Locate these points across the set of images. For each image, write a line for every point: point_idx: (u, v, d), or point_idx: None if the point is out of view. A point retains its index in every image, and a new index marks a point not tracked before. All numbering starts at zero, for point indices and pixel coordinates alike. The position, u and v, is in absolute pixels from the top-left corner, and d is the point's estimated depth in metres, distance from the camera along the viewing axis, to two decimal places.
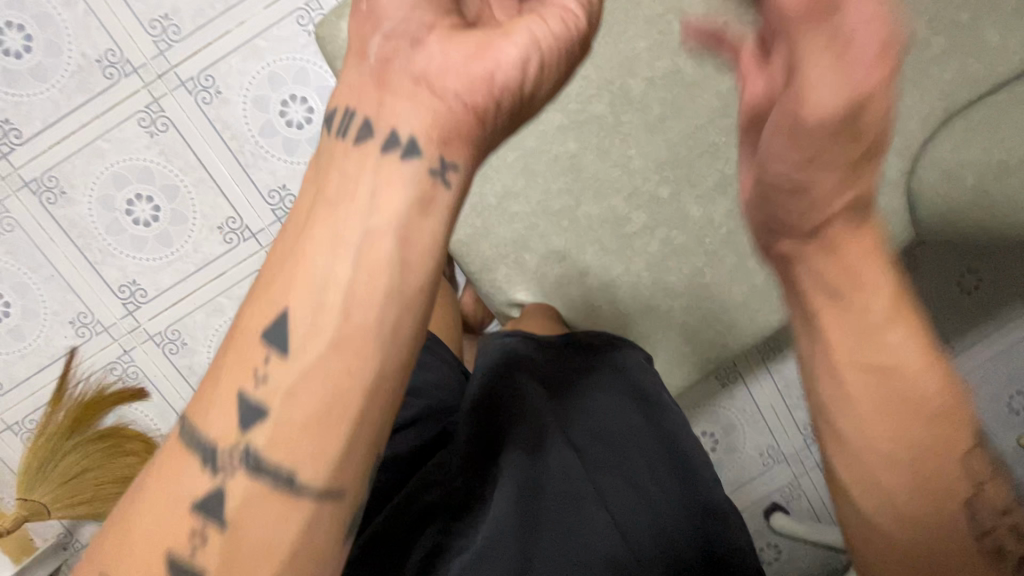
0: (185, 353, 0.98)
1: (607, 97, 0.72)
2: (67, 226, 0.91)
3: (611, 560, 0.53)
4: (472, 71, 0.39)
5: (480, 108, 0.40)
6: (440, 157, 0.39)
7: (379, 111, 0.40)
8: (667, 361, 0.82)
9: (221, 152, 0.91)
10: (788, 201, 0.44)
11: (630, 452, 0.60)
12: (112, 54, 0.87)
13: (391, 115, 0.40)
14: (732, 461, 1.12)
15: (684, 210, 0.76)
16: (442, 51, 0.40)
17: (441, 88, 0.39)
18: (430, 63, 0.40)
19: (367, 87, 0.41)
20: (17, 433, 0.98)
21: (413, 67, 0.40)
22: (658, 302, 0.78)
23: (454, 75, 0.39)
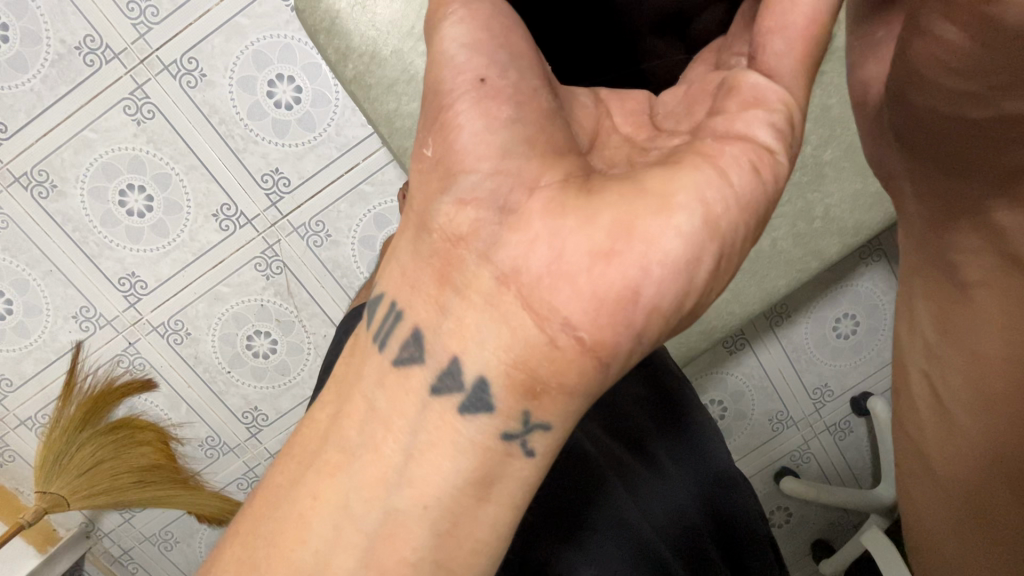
0: (189, 343, 0.98)
1: None
2: (61, 221, 0.90)
3: (632, 536, 0.50)
4: (587, 287, 0.36)
5: (588, 345, 0.36)
6: (523, 414, 0.38)
7: (456, 312, 0.39)
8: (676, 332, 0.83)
9: (211, 136, 0.89)
10: (1007, 132, 0.47)
11: (641, 422, 0.61)
12: (91, 41, 0.84)
13: (473, 328, 0.38)
14: (740, 427, 1.12)
15: None
16: (555, 250, 0.37)
17: (540, 304, 0.37)
18: (550, 289, 0.37)
19: (432, 283, 0.40)
20: (31, 428, 0.99)
21: (502, 261, 0.38)
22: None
23: (577, 301, 0.36)
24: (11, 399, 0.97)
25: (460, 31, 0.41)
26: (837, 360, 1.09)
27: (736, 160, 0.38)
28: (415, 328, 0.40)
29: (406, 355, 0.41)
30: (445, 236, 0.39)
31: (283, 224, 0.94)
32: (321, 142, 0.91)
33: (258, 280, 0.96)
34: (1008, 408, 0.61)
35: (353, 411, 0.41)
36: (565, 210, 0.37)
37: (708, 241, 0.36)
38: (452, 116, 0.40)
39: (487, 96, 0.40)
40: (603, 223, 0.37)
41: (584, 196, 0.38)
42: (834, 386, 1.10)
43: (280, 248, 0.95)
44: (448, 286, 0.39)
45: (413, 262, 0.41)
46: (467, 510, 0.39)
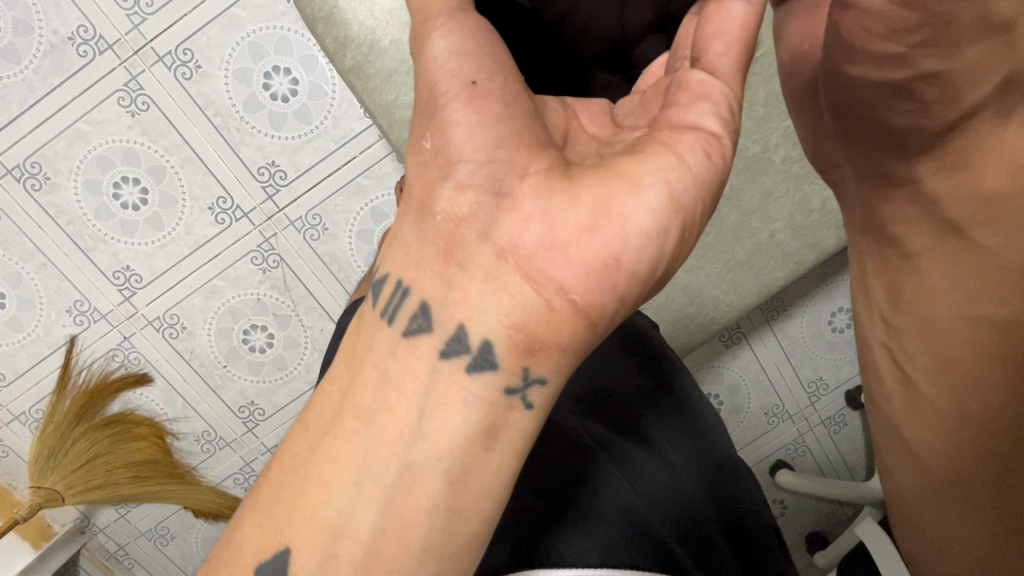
0: (185, 337, 0.97)
1: None
2: (54, 214, 0.90)
3: (631, 515, 0.50)
4: (583, 248, 0.37)
5: (581, 301, 0.37)
6: (524, 373, 0.39)
7: (461, 283, 0.39)
8: (673, 319, 0.83)
9: (206, 128, 0.88)
10: (929, 88, 0.50)
11: (644, 409, 0.61)
12: (84, 31, 0.83)
13: (477, 297, 0.39)
14: (737, 421, 1.13)
15: None
16: (548, 229, 0.37)
17: (537, 273, 0.37)
18: (532, 266, 0.37)
19: (437, 259, 0.40)
20: (25, 422, 0.98)
21: (501, 239, 0.38)
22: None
23: (567, 270, 0.37)
24: (4, 392, 0.96)
25: (444, 45, 0.41)
26: (833, 354, 1.10)
27: (692, 146, 0.40)
28: (423, 302, 0.40)
29: (415, 325, 0.41)
30: (448, 218, 0.39)
31: (279, 218, 0.93)
32: (317, 135, 0.90)
33: (254, 274, 0.95)
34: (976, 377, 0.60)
35: (366, 380, 0.41)
36: (550, 192, 0.38)
37: (679, 214, 0.38)
38: (444, 118, 0.40)
39: (476, 104, 0.40)
40: (585, 199, 0.38)
41: (571, 179, 0.39)
42: (829, 379, 1.11)
43: (276, 241, 0.94)
44: (453, 262, 0.39)
45: (418, 242, 0.41)
46: (477, 463, 0.39)
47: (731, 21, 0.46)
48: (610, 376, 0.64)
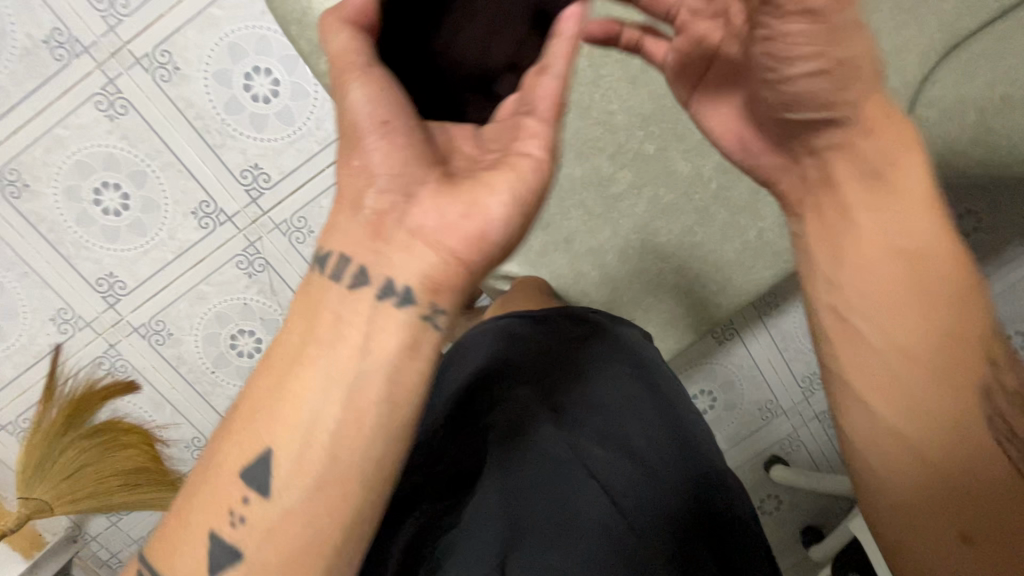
0: (172, 343, 0.96)
1: (586, 50, 0.59)
2: (35, 221, 0.88)
3: (602, 530, 0.52)
4: (460, 228, 0.45)
5: (464, 263, 0.45)
6: None
7: (383, 253, 0.45)
8: (659, 314, 0.76)
9: (187, 131, 0.87)
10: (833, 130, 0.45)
11: (625, 420, 0.60)
12: (59, 34, 0.82)
13: (398, 265, 0.45)
14: (730, 417, 1.13)
15: (672, 167, 0.66)
16: (441, 215, 0.45)
17: (436, 241, 0.45)
18: (404, 246, 0.45)
19: (367, 237, 0.46)
20: (12, 432, 0.97)
21: (410, 224, 0.45)
22: (648, 260, 0.72)
23: (426, 255, 0.45)
24: None
25: (359, 92, 0.45)
26: (825, 349, 1.08)
27: (530, 165, 0.47)
28: (360, 267, 0.45)
29: (357, 281, 0.45)
30: (375, 213, 0.45)
31: (264, 221, 0.92)
32: (300, 136, 0.89)
33: (240, 279, 0.94)
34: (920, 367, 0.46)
35: (322, 321, 0.45)
36: (437, 190, 0.46)
37: (524, 214, 0.46)
38: (363, 148, 0.46)
39: (387, 140, 0.45)
40: (461, 195, 0.45)
41: (452, 182, 0.46)
42: (823, 373, 1.10)
43: (261, 245, 0.93)
44: (382, 237, 0.45)
45: (352, 226, 0.46)
46: (409, 369, 0.45)
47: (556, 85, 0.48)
48: (557, 375, 0.63)
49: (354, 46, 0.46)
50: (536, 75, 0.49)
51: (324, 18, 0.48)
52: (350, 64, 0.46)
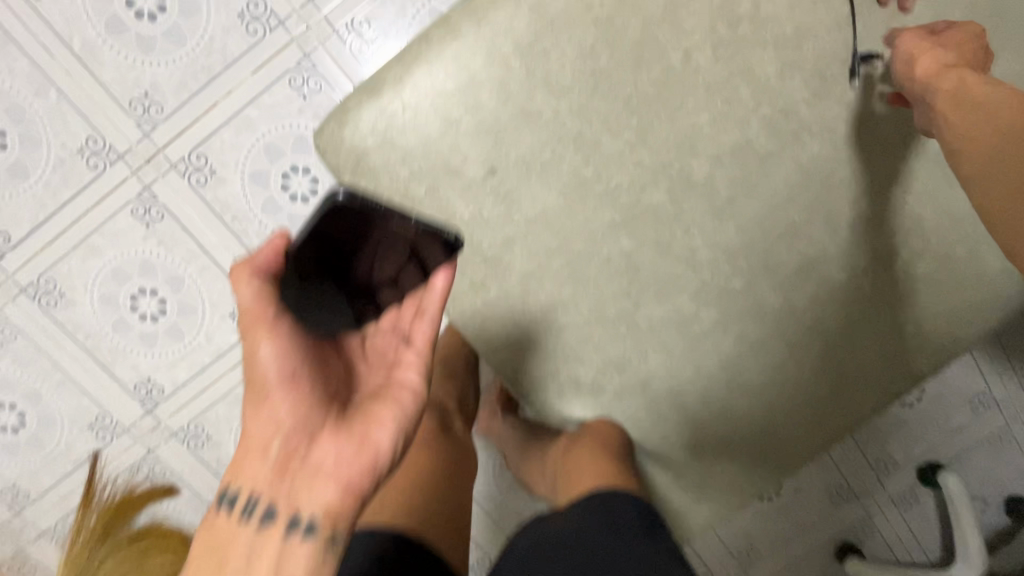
0: (211, 446, 0.93)
1: (664, 184, 0.51)
2: (72, 329, 0.86)
3: None
4: (352, 471, 0.45)
5: (360, 494, 0.45)
6: None
7: (289, 494, 0.44)
8: (749, 462, 0.60)
9: (223, 234, 0.83)
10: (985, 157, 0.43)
11: None
12: (93, 143, 0.79)
13: (305, 502, 0.44)
14: (797, 504, 1.04)
15: (763, 302, 0.55)
16: (336, 456, 0.45)
17: (331, 476, 0.44)
18: (306, 484, 0.44)
19: (271, 474, 0.44)
20: (52, 538, 0.95)
21: (308, 463, 0.45)
22: (734, 402, 0.57)
23: (326, 494, 0.44)
24: (30, 510, 0.93)
25: (271, 352, 0.44)
26: (900, 429, 1.01)
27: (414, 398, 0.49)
28: (269, 507, 0.44)
29: (264, 522, 0.43)
30: (277, 457, 0.44)
31: None
32: None
33: None
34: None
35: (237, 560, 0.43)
36: (335, 429, 0.46)
37: (411, 435, 0.49)
38: (267, 404, 0.45)
39: (296, 395, 0.45)
40: (352, 432, 0.46)
41: (347, 416, 0.47)
42: (898, 456, 1.02)
43: None
44: (289, 474, 0.44)
45: (258, 467, 0.45)
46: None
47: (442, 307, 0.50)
48: None
49: (262, 297, 0.43)
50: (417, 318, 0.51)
51: (235, 267, 0.43)
52: (257, 321, 0.43)
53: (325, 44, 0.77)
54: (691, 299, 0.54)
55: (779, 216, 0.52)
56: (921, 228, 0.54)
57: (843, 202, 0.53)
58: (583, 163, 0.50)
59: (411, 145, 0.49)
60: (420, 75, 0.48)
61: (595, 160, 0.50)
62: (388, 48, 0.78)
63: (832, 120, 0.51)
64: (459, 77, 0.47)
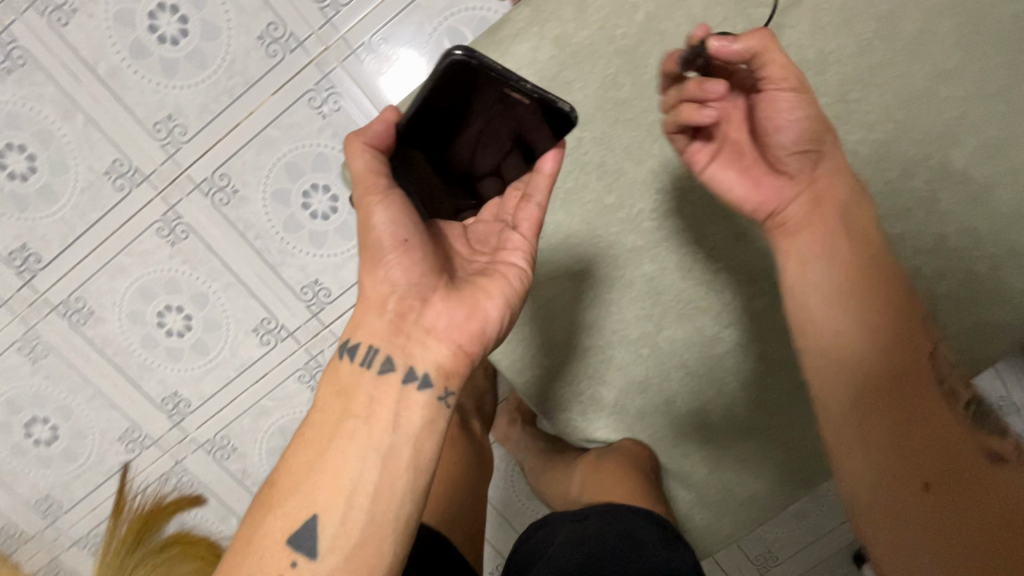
0: (236, 458, 0.95)
1: (686, 209, 0.53)
2: (101, 345, 0.88)
3: None
4: (465, 330, 0.48)
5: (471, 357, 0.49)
6: None
7: (404, 348, 0.47)
8: (772, 478, 0.61)
9: (247, 252, 0.85)
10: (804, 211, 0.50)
11: None
12: (119, 165, 0.81)
13: (420, 357, 0.47)
14: (816, 511, 1.04)
15: (784, 323, 0.55)
16: (449, 317, 0.48)
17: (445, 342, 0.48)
18: (419, 341, 0.48)
19: (389, 333, 0.48)
20: (85, 546, 0.98)
21: (426, 322, 0.48)
22: (760, 425, 0.58)
23: (438, 355, 0.47)
24: (64, 519, 0.96)
25: (382, 211, 0.46)
26: None
27: (520, 276, 0.51)
28: (388, 356, 0.47)
29: (385, 367, 0.47)
30: (393, 314, 0.48)
31: (325, 334, 0.89)
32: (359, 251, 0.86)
33: (302, 391, 0.92)
34: (847, 304, 0.50)
35: (357, 403, 0.46)
36: (446, 295, 0.49)
37: (517, 310, 0.52)
38: (380, 262, 0.48)
39: (405, 258, 0.47)
40: (466, 296, 0.49)
41: (456, 284, 0.50)
42: None
43: (323, 358, 0.90)
44: (405, 324, 0.48)
45: (377, 324, 0.48)
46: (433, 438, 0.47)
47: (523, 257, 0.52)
48: None
49: (375, 167, 0.47)
50: (523, 202, 0.52)
51: (348, 139, 0.47)
52: (373, 186, 0.46)
53: (343, 64, 0.78)
54: (714, 321, 0.55)
55: None
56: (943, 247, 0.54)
57: None
58: (606, 191, 0.53)
59: None
60: None
61: (616, 187, 0.53)
62: (403, 67, 0.79)
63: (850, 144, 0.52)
64: None
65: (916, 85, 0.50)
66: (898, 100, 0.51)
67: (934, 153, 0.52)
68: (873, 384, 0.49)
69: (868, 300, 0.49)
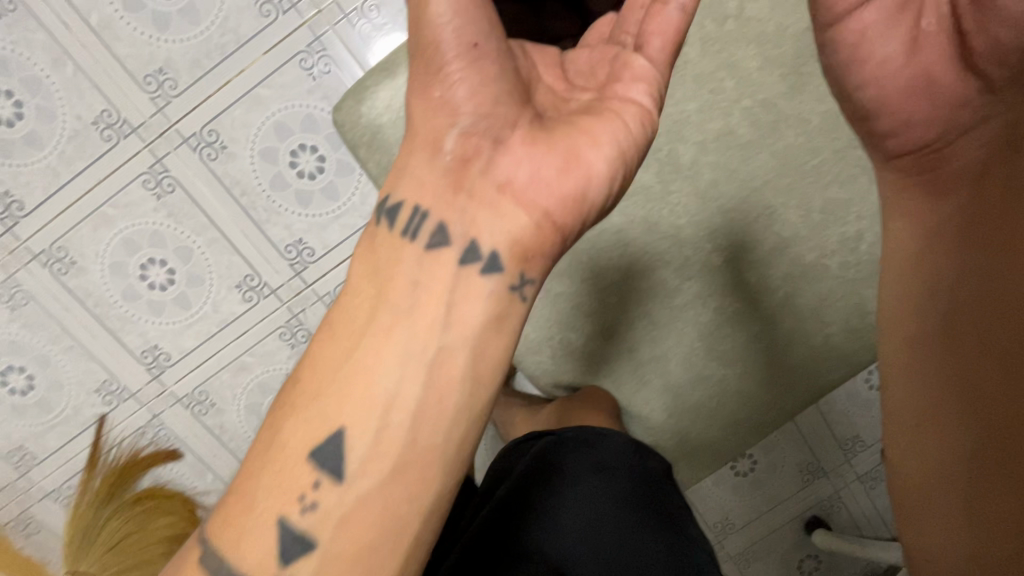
0: (214, 413, 0.96)
1: (655, 166, 0.58)
2: (82, 296, 0.88)
3: None
4: (557, 185, 0.43)
5: (560, 228, 0.44)
6: None
7: (468, 209, 0.44)
8: (723, 423, 0.69)
9: (232, 208, 0.87)
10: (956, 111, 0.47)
11: None
12: (107, 115, 0.82)
13: (497, 217, 0.43)
14: (771, 479, 1.10)
15: (739, 277, 0.62)
16: (534, 168, 0.44)
17: (530, 202, 0.43)
18: (490, 199, 0.43)
19: (448, 188, 0.44)
20: (56, 499, 0.98)
21: (500, 175, 0.44)
22: (710, 369, 0.66)
23: (520, 220, 0.43)
24: (35, 472, 0.96)
25: (443, 1, 0.42)
26: (871, 411, 1.06)
27: (637, 115, 0.47)
28: (439, 224, 0.43)
29: (436, 240, 0.43)
30: (456, 157, 0.44)
31: (307, 293, 0.91)
32: (344, 212, 0.88)
33: (283, 349, 0.94)
34: (926, 239, 0.52)
35: (396, 286, 0.43)
36: (535, 141, 0.44)
37: (624, 166, 0.46)
38: (446, 77, 0.43)
39: (479, 68, 0.43)
40: (560, 146, 0.44)
41: (549, 131, 0.45)
42: (867, 436, 1.07)
43: (304, 317, 0.93)
44: (473, 170, 0.44)
45: (431, 174, 0.44)
46: (496, 343, 0.43)
47: (596, 165, 0.44)
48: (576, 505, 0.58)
49: None
50: (660, 7, 0.49)
51: None
52: None
53: (335, 28, 0.80)
54: (675, 274, 0.62)
55: (758, 199, 0.59)
56: None
57: (816, 188, 0.59)
58: None
59: None
60: None
61: None
62: (392, 34, 0.82)
63: (809, 113, 0.57)
64: None
65: None
66: None
67: None
68: (930, 337, 0.51)
69: (950, 239, 0.51)
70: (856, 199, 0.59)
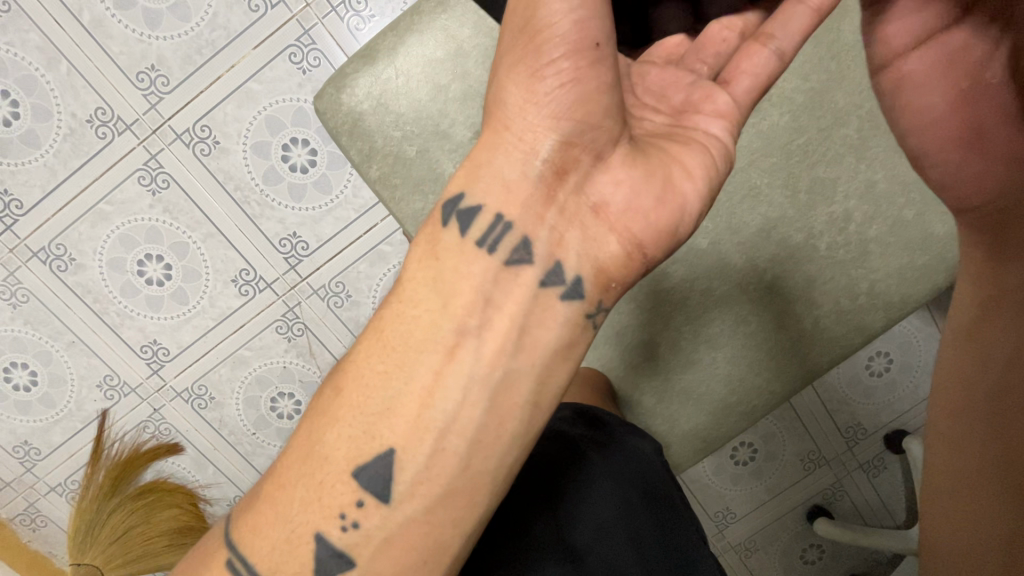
0: (213, 407, 0.98)
1: None
2: (82, 293, 0.90)
3: None
4: (654, 215, 0.42)
5: (648, 261, 0.43)
6: None
7: (554, 228, 0.42)
8: (713, 409, 0.69)
9: (226, 202, 0.87)
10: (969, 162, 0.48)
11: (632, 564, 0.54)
12: (102, 113, 0.82)
13: (588, 242, 0.42)
14: (772, 469, 1.09)
15: (725, 258, 0.63)
16: (634, 194, 0.42)
17: (624, 229, 0.42)
18: (582, 217, 0.42)
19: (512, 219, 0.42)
20: (62, 493, 0.99)
21: (593, 197, 0.42)
22: (700, 355, 0.67)
23: (612, 249, 0.42)
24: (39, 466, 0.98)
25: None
26: (871, 399, 1.05)
27: (724, 146, 0.46)
28: (481, 250, 0.43)
29: (517, 257, 0.42)
30: (552, 166, 0.41)
31: (301, 287, 0.92)
32: (338, 205, 0.89)
33: (279, 343, 0.95)
34: (987, 286, 0.50)
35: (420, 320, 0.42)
36: (632, 158, 0.42)
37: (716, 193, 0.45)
38: (506, 105, 0.42)
39: (585, 61, 0.40)
40: (657, 169, 0.43)
41: (643, 152, 0.43)
42: (868, 424, 1.06)
43: (300, 310, 0.93)
44: (568, 179, 0.42)
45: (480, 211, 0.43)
46: (536, 400, 0.42)
47: (694, 196, 0.43)
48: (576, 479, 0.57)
49: None
50: (760, 42, 0.48)
51: None
52: None
53: (324, 21, 0.81)
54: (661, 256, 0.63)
55: (743, 179, 0.60)
56: (874, 193, 0.61)
57: (804, 167, 0.60)
58: None
59: (404, 107, 0.60)
60: (414, 46, 0.60)
61: None
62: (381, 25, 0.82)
63: (789, 91, 0.59)
64: (449, 45, 0.60)
65: (847, 39, 0.57)
66: (828, 54, 0.58)
67: (864, 103, 0.59)
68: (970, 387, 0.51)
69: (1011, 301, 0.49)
70: (843, 177, 0.60)
